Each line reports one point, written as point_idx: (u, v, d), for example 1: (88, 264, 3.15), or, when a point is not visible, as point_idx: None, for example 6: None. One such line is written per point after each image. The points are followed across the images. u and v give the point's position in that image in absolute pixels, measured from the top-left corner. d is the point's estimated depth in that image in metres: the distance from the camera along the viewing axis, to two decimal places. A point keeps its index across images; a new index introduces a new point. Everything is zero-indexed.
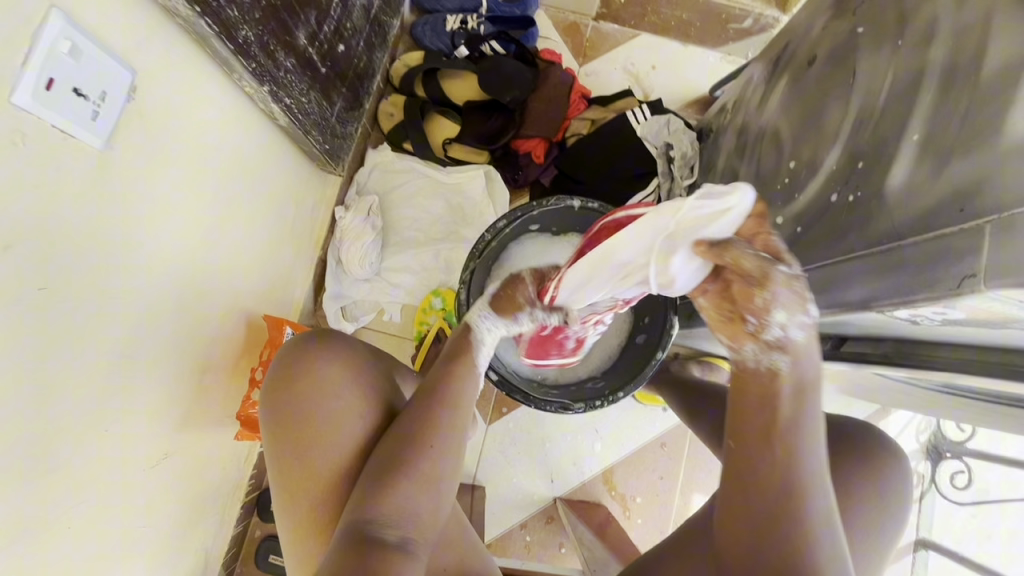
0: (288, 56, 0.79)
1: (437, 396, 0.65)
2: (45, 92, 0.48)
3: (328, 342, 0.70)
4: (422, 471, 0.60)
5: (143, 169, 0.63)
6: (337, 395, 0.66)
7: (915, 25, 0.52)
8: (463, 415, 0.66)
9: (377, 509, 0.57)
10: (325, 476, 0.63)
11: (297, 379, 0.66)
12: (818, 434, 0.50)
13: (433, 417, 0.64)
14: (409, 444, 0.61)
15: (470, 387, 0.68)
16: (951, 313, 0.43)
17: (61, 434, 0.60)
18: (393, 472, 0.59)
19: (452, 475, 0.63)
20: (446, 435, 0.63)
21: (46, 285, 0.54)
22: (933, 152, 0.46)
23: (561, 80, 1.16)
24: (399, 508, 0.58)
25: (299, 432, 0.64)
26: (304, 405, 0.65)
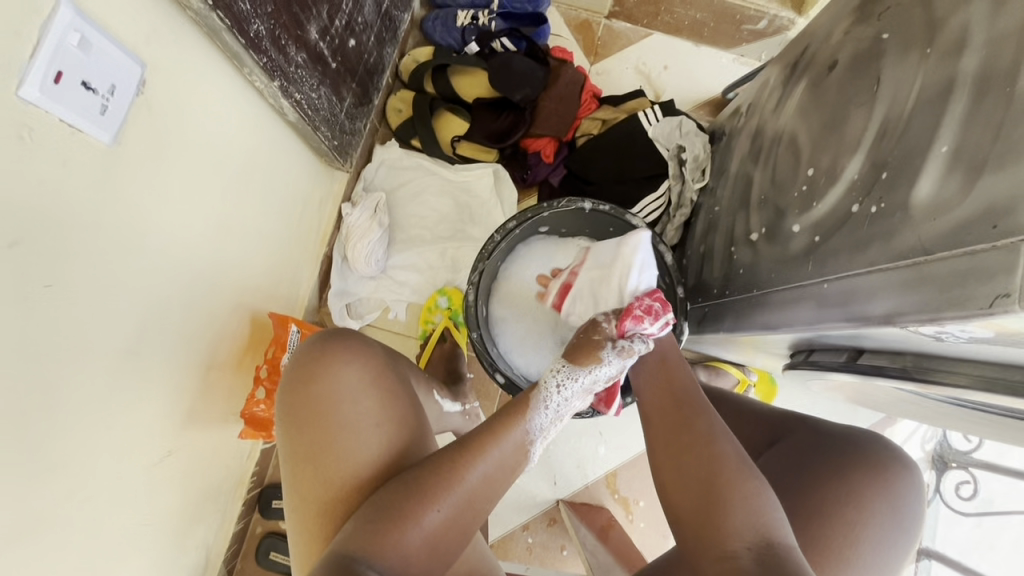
0: (299, 51, 0.77)
1: (472, 452, 0.61)
2: (52, 85, 0.47)
3: (352, 346, 0.69)
4: (423, 514, 0.56)
5: (153, 160, 0.62)
6: (356, 403, 0.65)
7: (945, 32, 0.51)
8: (496, 475, 0.62)
9: (369, 543, 0.54)
10: (335, 484, 0.62)
11: (318, 384, 0.65)
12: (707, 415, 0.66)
13: (456, 469, 0.59)
14: (419, 485, 0.58)
15: (515, 453, 0.64)
16: (979, 332, 0.42)
17: (65, 430, 0.59)
18: (393, 510, 0.56)
19: (464, 522, 0.59)
20: (465, 488, 0.59)
21: (52, 281, 0.53)
22: (964, 165, 0.45)
23: (573, 81, 1.15)
24: (398, 543, 0.54)
25: (316, 437, 0.63)
26: (322, 411, 0.64)
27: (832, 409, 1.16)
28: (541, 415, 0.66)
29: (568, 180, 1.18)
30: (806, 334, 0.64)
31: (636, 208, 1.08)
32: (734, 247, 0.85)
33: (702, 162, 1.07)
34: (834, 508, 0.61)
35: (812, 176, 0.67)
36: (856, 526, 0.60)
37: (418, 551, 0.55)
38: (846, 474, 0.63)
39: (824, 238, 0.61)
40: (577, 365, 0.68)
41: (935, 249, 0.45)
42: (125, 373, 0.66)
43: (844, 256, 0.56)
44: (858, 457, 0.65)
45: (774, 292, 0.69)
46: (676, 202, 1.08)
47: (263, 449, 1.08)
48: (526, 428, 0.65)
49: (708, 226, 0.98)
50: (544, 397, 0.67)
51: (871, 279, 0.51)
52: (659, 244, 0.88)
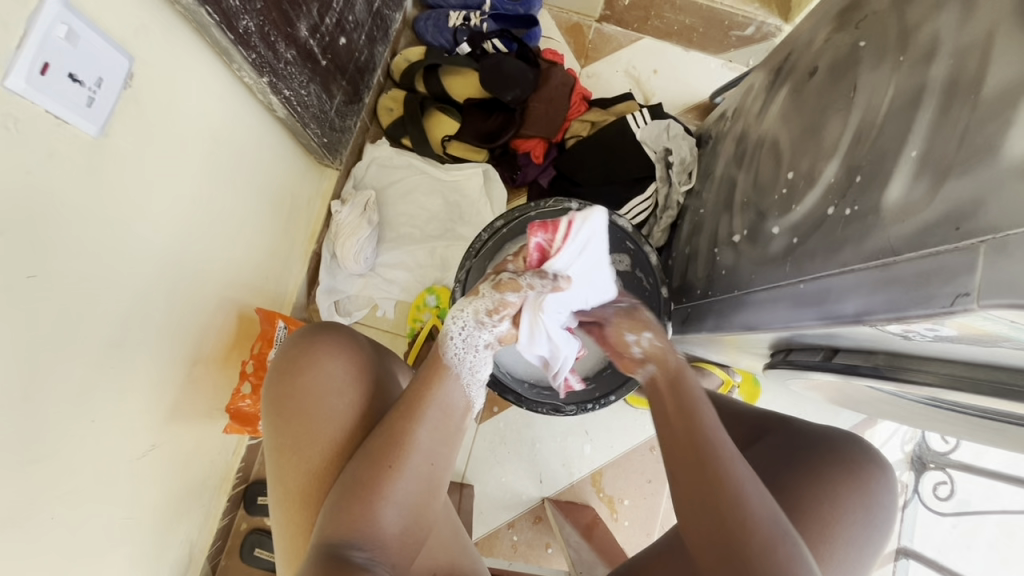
0: (288, 48, 0.78)
1: (407, 414, 0.61)
2: (39, 76, 0.47)
3: (337, 339, 0.69)
4: (389, 489, 0.58)
5: (143, 149, 0.62)
6: (338, 397, 0.65)
7: (917, 41, 0.53)
8: (440, 430, 0.62)
9: (348, 527, 0.55)
10: (315, 478, 0.62)
11: (299, 380, 0.65)
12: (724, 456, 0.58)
13: (404, 433, 0.60)
14: (377, 458, 0.59)
15: (448, 402, 0.63)
16: (942, 330, 0.43)
17: (48, 421, 0.59)
18: (358, 491, 0.57)
19: (427, 497, 0.60)
20: (417, 453, 0.60)
21: (35, 272, 0.53)
22: (931, 169, 0.46)
23: (563, 83, 1.16)
24: (368, 525, 0.56)
25: (298, 433, 0.64)
26: (306, 402, 0.64)
27: (815, 410, 1.18)
28: (454, 359, 0.65)
29: (557, 181, 1.19)
30: (783, 333, 0.65)
31: (623, 210, 1.10)
32: (717, 248, 0.87)
33: (688, 165, 1.08)
34: (809, 505, 0.63)
35: (791, 180, 0.68)
36: (830, 522, 0.62)
37: (390, 528, 0.57)
38: (820, 471, 0.65)
39: (801, 240, 0.62)
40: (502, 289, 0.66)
41: (903, 249, 0.46)
42: (108, 365, 0.66)
43: (820, 257, 0.57)
44: (833, 456, 0.66)
45: (754, 292, 0.70)
46: (662, 204, 1.10)
47: (248, 446, 1.08)
48: (451, 373, 0.64)
49: (693, 228, 1.00)
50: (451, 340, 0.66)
51: (843, 278, 0.52)
52: (644, 245, 0.91)
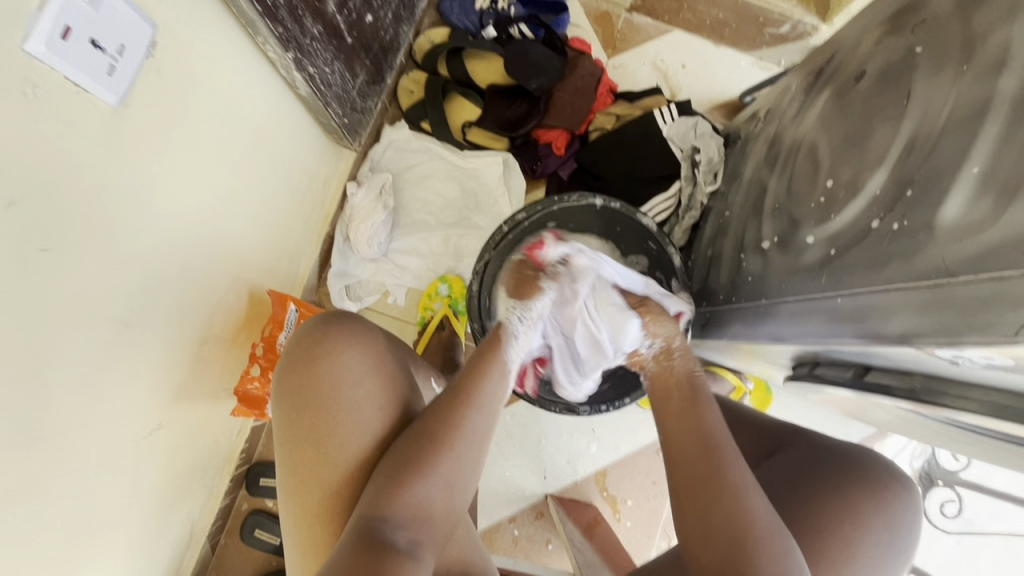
0: (315, 23, 0.75)
1: (463, 395, 0.63)
2: (61, 41, 0.45)
3: (355, 329, 0.68)
4: (439, 470, 0.57)
5: (161, 122, 0.60)
6: (359, 385, 0.64)
7: (985, 51, 0.50)
8: (490, 416, 0.63)
9: (393, 506, 0.54)
10: (339, 467, 0.61)
11: (319, 367, 0.64)
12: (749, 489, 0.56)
13: (456, 417, 0.61)
14: (425, 439, 0.59)
15: (500, 390, 0.66)
16: (997, 359, 0.41)
17: (56, 397, 0.58)
18: (405, 471, 0.56)
19: (469, 480, 0.60)
20: (468, 437, 0.60)
21: (48, 245, 0.51)
22: (995, 189, 0.44)
23: (590, 73, 1.13)
24: (412, 505, 0.55)
25: (317, 421, 0.62)
26: (324, 391, 0.63)
27: (827, 421, 1.15)
28: (512, 344, 0.70)
29: (578, 174, 1.16)
30: (814, 347, 0.63)
31: (645, 207, 1.07)
32: (743, 253, 0.84)
33: (715, 166, 1.04)
34: (831, 522, 0.61)
35: (830, 189, 0.66)
36: (852, 543, 0.60)
37: (435, 506, 0.57)
38: (839, 485, 0.64)
39: (839, 253, 0.60)
40: (527, 300, 0.73)
41: (958, 271, 0.44)
42: (118, 343, 0.64)
43: (860, 272, 0.55)
44: (857, 474, 0.65)
45: (784, 303, 0.68)
46: (687, 204, 1.07)
47: (253, 427, 1.06)
48: (505, 363, 0.68)
49: (717, 231, 0.97)
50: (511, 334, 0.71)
51: (887, 297, 0.50)
52: (667, 246, 0.88)
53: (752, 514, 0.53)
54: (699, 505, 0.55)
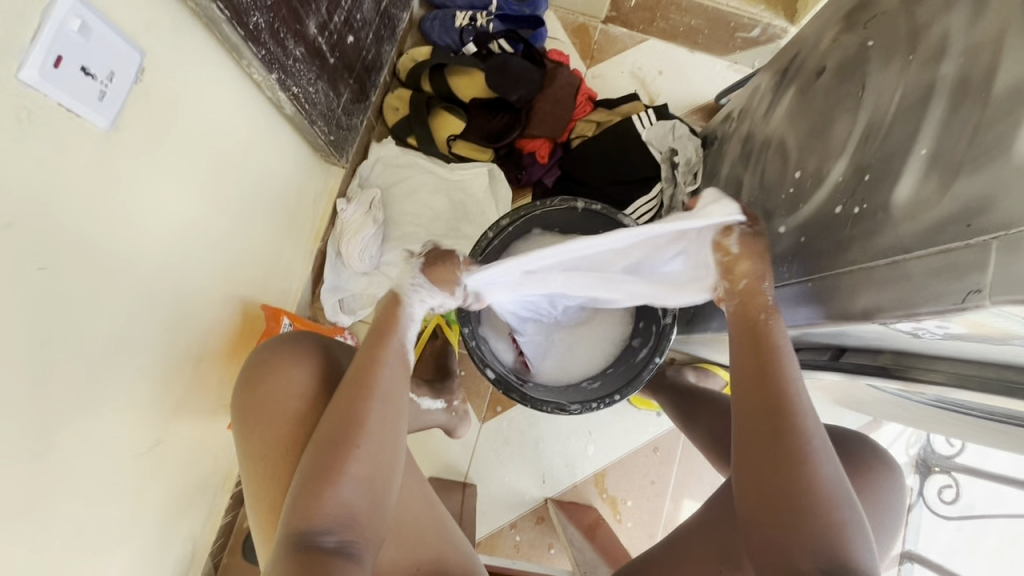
0: (297, 45, 0.78)
1: (364, 385, 0.61)
2: (52, 70, 0.47)
3: (297, 347, 0.69)
4: (349, 472, 0.57)
5: (151, 143, 0.62)
6: (299, 404, 0.66)
7: (927, 40, 0.53)
8: (394, 400, 0.62)
9: (313, 513, 0.55)
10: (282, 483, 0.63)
11: (262, 387, 0.66)
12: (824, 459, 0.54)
13: (359, 411, 0.60)
14: (330, 449, 0.58)
15: (398, 379, 0.63)
16: (951, 328, 0.43)
17: (56, 412, 0.60)
18: (321, 479, 0.56)
19: (388, 474, 0.59)
20: (375, 433, 0.59)
21: (46, 264, 0.53)
22: (940, 168, 0.46)
23: (568, 83, 1.17)
24: (329, 507, 0.55)
25: (264, 440, 0.65)
26: (270, 411, 0.65)
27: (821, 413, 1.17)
28: (405, 322, 0.66)
29: (562, 181, 1.18)
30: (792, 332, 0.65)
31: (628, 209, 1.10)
32: None
33: (694, 165, 1.09)
34: None
35: (799, 179, 0.68)
36: None
37: (353, 505, 0.57)
38: None
39: (808, 239, 0.62)
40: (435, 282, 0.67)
41: (912, 247, 0.46)
42: (115, 360, 0.66)
43: (827, 256, 0.57)
44: (841, 456, 0.66)
45: None
46: (669, 205, 1.09)
47: None
48: (399, 340, 0.65)
49: None
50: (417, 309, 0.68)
51: (851, 276, 0.52)
52: None
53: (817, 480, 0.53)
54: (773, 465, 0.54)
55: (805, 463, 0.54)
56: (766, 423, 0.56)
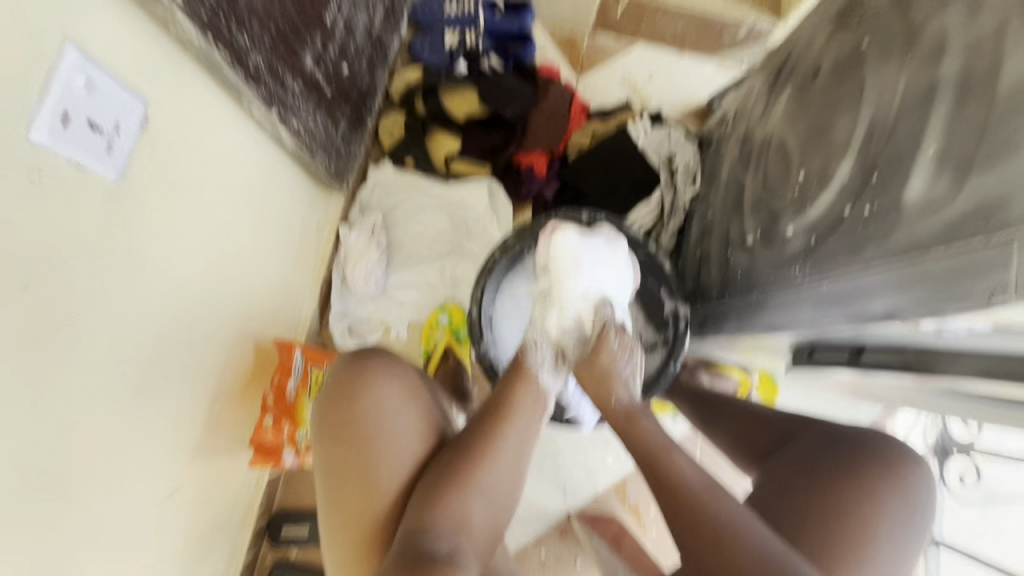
0: (295, 80, 0.78)
1: (495, 414, 0.69)
2: (60, 127, 0.47)
3: (387, 361, 0.70)
4: (475, 483, 0.61)
5: (156, 190, 0.62)
6: (399, 415, 0.66)
7: (925, 38, 0.53)
8: (524, 432, 0.68)
9: (436, 521, 0.58)
10: (381, 498, 0.62)
11: (359, 395, 0.66)
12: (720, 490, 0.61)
13: (493, 435, 0.66)
14: (462, 460, 0.63)
15: (532, 411, 0.71)
16: (978, 324, 0.43)
17: (78, 466, 0.59)
18: (449, 486, 0.60)
19: (505, 498, 0.64)
20: (504, 456, 0.65)
21: (63, 319, 0.53)
22: (952, 165, 0.47)
23: (561, 96, 1.17)
24: (453, 515, 0.58)
25: (360, 451, 0.64)
26: (367, 422, 0.65)
27: (838, 406, 1.16)
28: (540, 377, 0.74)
29: (562, 193, 1.18)
30: (808, 335, 0.65)
31: (629, 216, 1.10)
32: (730, 251, 0.87)
33: (693, 169, 1.09)
34: (847, 504, 0.62)
35: (804, 181, 0.68)
36: (874, 525, 0.61)
37: (474, 520, 0.60)
38: (850, 466, 0.65)
39: (819, 240, 0.62)
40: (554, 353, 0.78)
41: (930, 245, 0.46)
42: (133, 409, 0.65)
43: (841, 257, 0.58)
44: (867, 456, 0.66)
45: (773, 295, 0.71)
46: (670, 209, 1.09)
47: (270, 478, 1.06)
48: (533, 391, 0.73)
49: (703, 231, 1.00)
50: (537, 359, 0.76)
51: (868, 277, 0.52)
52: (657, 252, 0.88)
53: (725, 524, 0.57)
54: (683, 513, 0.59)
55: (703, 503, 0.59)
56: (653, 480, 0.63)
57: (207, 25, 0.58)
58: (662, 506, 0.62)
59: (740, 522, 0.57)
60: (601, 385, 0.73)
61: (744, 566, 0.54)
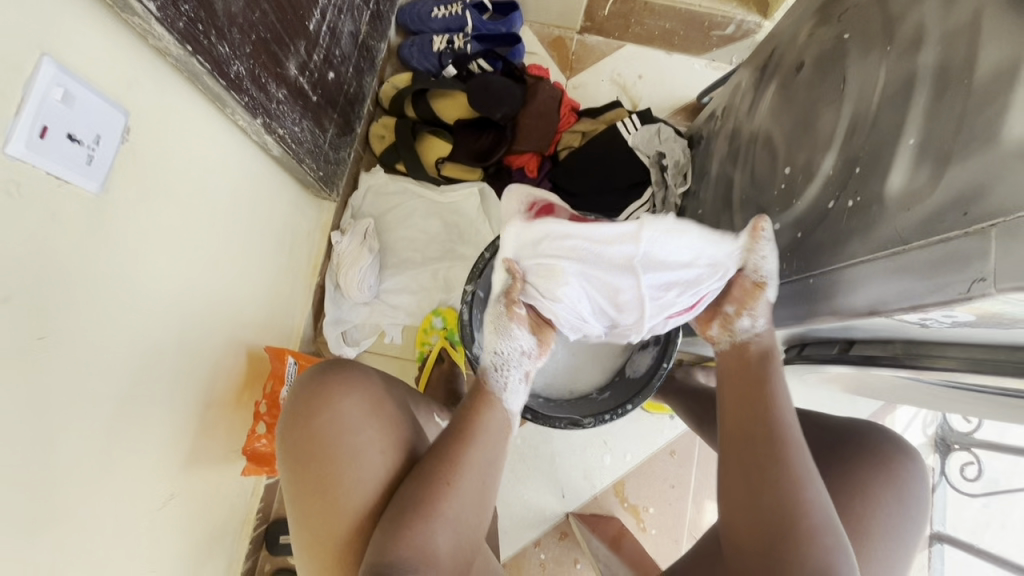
0: (279, 88, 0.79)
1: (462, 435, 0.65)
2: (39, 140, 0.47)
3: (351, 377, 0.69)
4: (438, 510, 0.59)
5: (140, 201, 0.62)
6: (359, 433, 0.65)
7: (904, 30, 0.53)
8: (490, 453, 0.66)
9: (399, 551, 0.56)
10: (347, 521, 0.62)
11: (318, 416, 0.66)
12: (813, 477, 0.58)
13: (456, 457, 0.63)
14: (425, 484, 0.61)
15: (498, 431, 0.68)
16: (959, 316, 0.43)
17: (67, 478, 0.59)
18: (412, 514, 0.59)
19: (471, 522, 0.62)
20: (468, 478, 0.63)
21: (46, 332, 0.53)
22: (931, 156, 0.46)
23: (550, 96, 1.16)
24: (414, 543, 0.57)
25: (323, 474, 0.63)
26: (327, 443, 0.64)
27: (834, 402, 1.16)
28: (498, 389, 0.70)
29: (554, 194, 1.18)
30: (798, 328, 0.64)
31: (620, 215, 1.10)
32: None
33: (683, 167, 1.09)
34: (840, 501, 0.62)
35: (790, 176, 0.68)
36: (867, 520, 0.61)
37: (439, 548, 0.58)
38: (843, 461, 0.65)
39: (805, 235, 0.62)
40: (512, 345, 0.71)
41: (910, 238, 0.46)
42: (122, 420, 0.65)
43: (826, 251, 0.57)
44: (860, 451, 0.65)
45: None
46: (660, 207, 1.10)
47: (266, 486, 1.06)
48: (494, 409, 0.68)
49: None
50: (494, 374, 0.71)
51: (853, 272, 0.52)
52: None
53: (811, 506, 0.56)
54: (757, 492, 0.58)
55: (798, 485, 0.57)
56: (760, 449, 0.60)
57: (185, 35, 0.58)
58: (743, 456, 0.61)
59: (823, 510, 0.56)
60: (750, 363, 0.66)
61: (804, 519, 0.55)
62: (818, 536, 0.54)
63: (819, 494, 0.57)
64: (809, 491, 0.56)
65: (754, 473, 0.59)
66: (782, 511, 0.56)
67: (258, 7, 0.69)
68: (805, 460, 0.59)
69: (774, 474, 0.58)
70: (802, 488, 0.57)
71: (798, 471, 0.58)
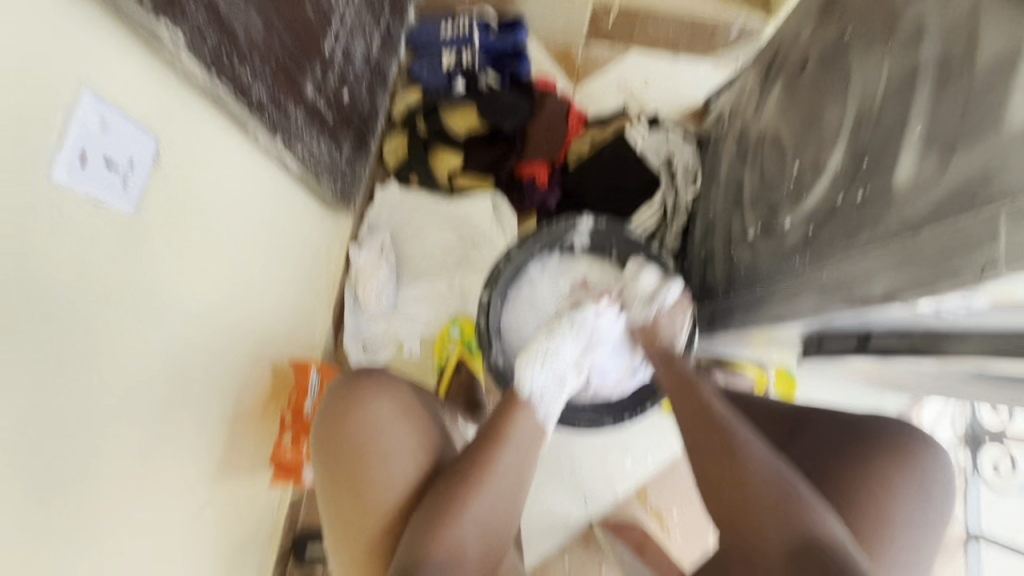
0: (298, 109, 0.82)
1: (495, 437, 0.67)
2: (79, 166, 0.50)
3: (383, 384, 0.72)
4: (470, 509, 0.61)
5: (170, 221, 0.65)
6: (391, 436, 0.67)
7: (904, 23, 0.54)
8: (525, 452, 0.67)
9: (429, 548, 0.58)
10: (379, 518, 0.64)
11: (354, 419, 0.68)
12: (756, 442, 0.63)
13: (491, 458, 0.65)
14: (455, 484, 0.62)
15: (532, 435, 0.69)
16: (973, 301, 0.43)
17: (108, 488, 0.62)
18: (442, 512, 0.60)
19: (502, 520, 0.64)
20: (501, 477, 0.64)
21: (87, 348, 0.56)
22: (938, 144, 0.47)
23: (558, 107, 1.19)
24: (445, 543, 0.59)
25: (356, 475, 0.65)
26: (360, 444, 0.67)
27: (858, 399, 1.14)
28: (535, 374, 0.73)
29: (565, 201, 1.20)
30: (814, 323, 0.64)
31: (632, 219, 1.10)
32: (732, 245, 0.87)
33: (692, 170, 1.11)
34: (860, 492, 0.62)
35: (799, 172, 0.69)
36: (887, 509, 0.61)
37: (469, 547, 0.60)
38: (863, 452, 0.64)
39: (815, 230, 0.63)
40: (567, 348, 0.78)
41: (921, 226, 0.46)
42: (158, 432, 0.68)
43: (837, 243, 0.58)
44: (879, 442, 0.65)
45: (776, 286, 0.71)
46: (672, 210, 1.11)
47: (293, 497, 1.08)
48: (529, 413, 0.70)
49: (706, 230, 1.00)
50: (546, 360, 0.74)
51: (866, 262, 0.52)
52: (658, 252, 0.90)
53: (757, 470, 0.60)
54: (723, 469, 0.62)
55: (738, 450, 0.62)
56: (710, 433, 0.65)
57: (210, 63, 0.61)
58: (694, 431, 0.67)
59: (772, 476, 0.60)
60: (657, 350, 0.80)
61: (762, 487, 0.59)
62: (777, 499, 0.58)
63: (766, 458, 0.61)
64: (753, 460, 0.61)
65: (709, 440, 0.64)
66: (747, 484, 0.59)
67: (276, 33, 0.72)
68: (743, 430, 0.65)
69: (721, 445, 0.63)
70: (741, 456, 0.62)
71: (736, 437, 0.64)
